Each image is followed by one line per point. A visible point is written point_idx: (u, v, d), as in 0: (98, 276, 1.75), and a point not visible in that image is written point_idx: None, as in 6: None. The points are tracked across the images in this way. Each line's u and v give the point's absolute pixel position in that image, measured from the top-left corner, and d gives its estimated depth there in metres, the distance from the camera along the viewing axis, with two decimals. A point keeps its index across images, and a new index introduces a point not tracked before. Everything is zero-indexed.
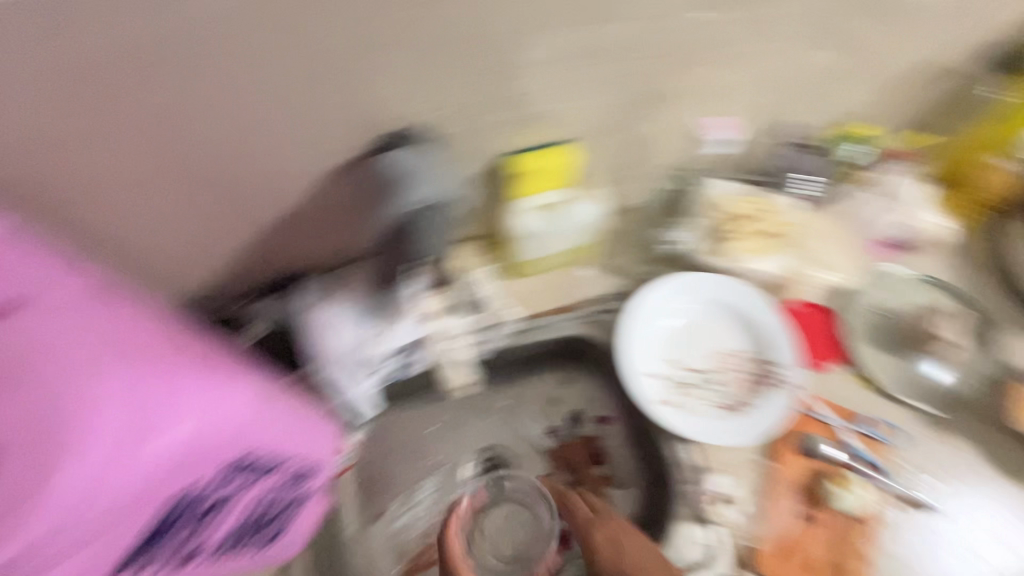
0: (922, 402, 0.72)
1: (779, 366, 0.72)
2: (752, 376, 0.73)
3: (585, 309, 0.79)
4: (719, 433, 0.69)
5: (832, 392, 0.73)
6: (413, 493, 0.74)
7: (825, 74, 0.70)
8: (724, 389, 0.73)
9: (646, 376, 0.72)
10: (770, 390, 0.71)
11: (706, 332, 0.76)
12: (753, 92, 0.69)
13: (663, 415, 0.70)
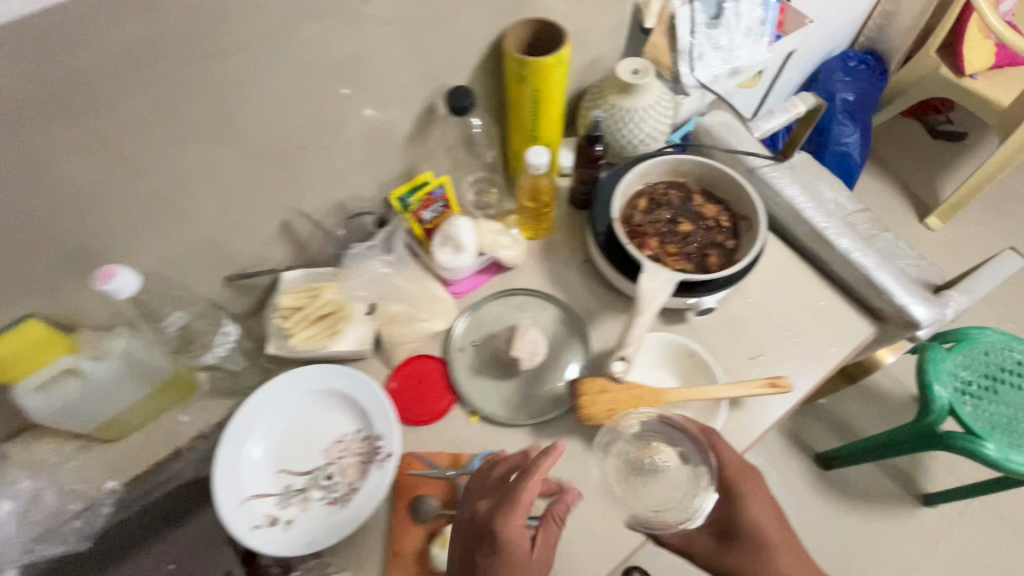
0: (530, 416, 0.75)
1: (381, 436, 0.72)
2: (361, 456, 0.72)
3: (196, 445, 0.76)
4: (334, 530, 0.67)
5: (447, 439, 0.75)
6: None
7: (313, 154, 0.71)
8: (337, 479, 0.71)
9: (249, 500, 0.68)
10: (375, 466, 0.71)
11: (315, 426, 0.75)
12: (246, 199, 0.69)
13: (272, 536, 0.67)
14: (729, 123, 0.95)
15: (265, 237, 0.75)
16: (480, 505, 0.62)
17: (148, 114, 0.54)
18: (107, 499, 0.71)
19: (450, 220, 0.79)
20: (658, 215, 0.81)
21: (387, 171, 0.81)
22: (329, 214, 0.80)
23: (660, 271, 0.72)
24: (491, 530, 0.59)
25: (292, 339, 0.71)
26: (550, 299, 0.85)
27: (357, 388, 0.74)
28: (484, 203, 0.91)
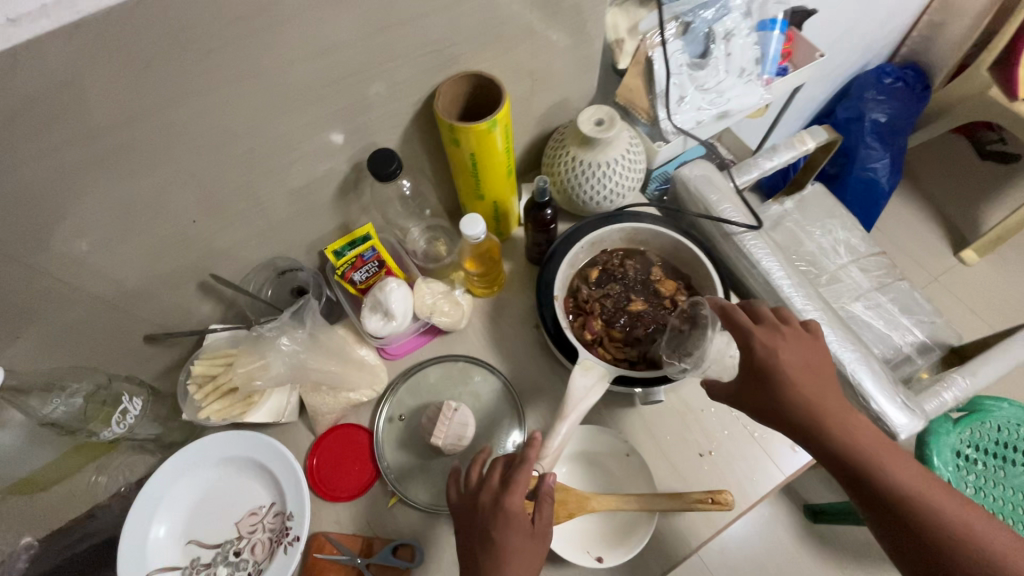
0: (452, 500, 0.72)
1: (291, 517, 0.69)
2: (270, 534, 0.69)
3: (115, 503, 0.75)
4: None
5: (363, 516, 0.72)
6: None
7: (231, 220, 0.67)
8: (244, 556, 0.69)
9: (152, 575, 0.67)
10: (280, 548, 0.68)
11: (230, 496, 0.72)
12: (157, 265, 0.66)
13: None
14: (710, 177, 0.85)
15: (186, 295, 0.72)
16: (499, 475, 0.60)
17: (11, 204, 0.50)
18: (22, 554, 0.70)
19: (381, 283, 0.74)
20: (610, 289, 0.74)
21: (320, 227, 0.76)
22: (258, 272, 0.76)
23: (596, 365, 0.66)
24: (493, 507, 0.58)
25: (200, 412, 0.68)
26: (492, 368, 0.80)
27: (273, 460, 0.72)
28: (432, 255, 0.85)
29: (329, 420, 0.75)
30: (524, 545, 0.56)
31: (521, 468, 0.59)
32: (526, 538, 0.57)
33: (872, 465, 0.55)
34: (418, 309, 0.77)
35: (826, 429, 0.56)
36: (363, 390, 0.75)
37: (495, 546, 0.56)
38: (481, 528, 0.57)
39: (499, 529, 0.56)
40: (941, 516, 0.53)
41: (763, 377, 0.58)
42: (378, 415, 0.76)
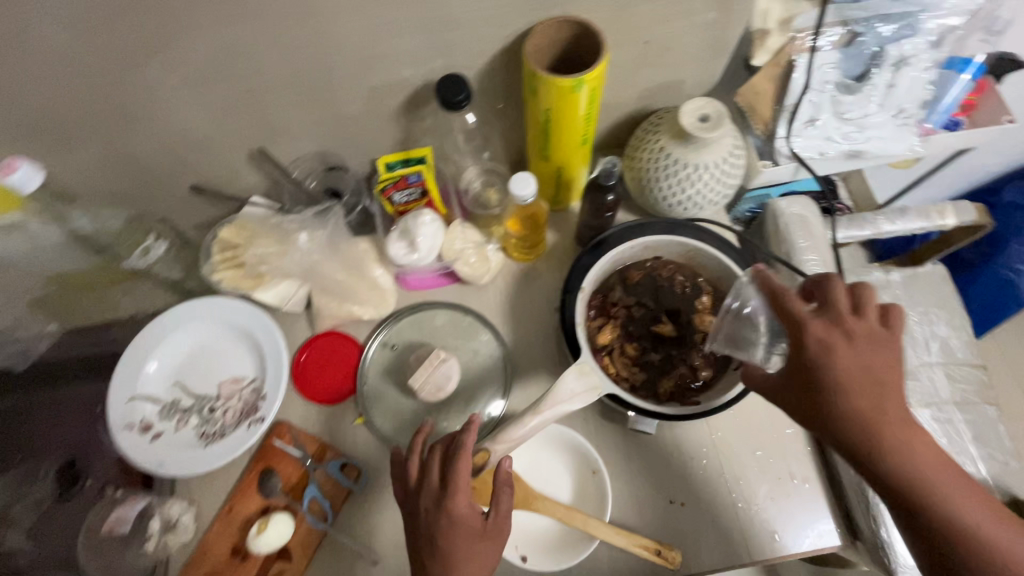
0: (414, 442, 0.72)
1: (265, 398, 0.72)
2: (244, 406, 0.73)
3: (130, 323, 0.81)
4: (185, 463, 0.69)
5: (329, 423, 0.73)
6: None
7: (295, 100, 0.66)
8: (216, 415, 0.73)
9: (137, 398, 0.73)
10: (247, 422, 0.71)
11: (223, 356, 0.76)
12: (215, 125, 0.66)
13: (137, 440, 0.70)
14: (806, 218, 0.75)
15: (236, 160, 0.73)
16: (439, 472, 0.56)
17: (87, 23, 0.51)
18: (46, 337, 0.80)
19: (416, 213, 0.72)
20: (643, 300, 0.67)
21: (378, 136, 0.73)
22: (307, 160, 0.75)
23: (593, 373, 0.60)
24: (435, 509, 0.55)
25: (212, 275, 0.70)
26: (497, 334, 0.76)
27: (268, 340, 0.74)
28: (481, 200, 0.81)
29: (329, 323, 0.76)
30: (473, 545, 0.54)
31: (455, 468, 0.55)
32: (473, 537, 0.54)
33: (927, 498, 0.48)
34: (445, 251, 0.74)
35: (889, 463, 0.48)
36: (369, 306, 0.75)
37: (442, 547, 0.54)
38: (427, 529, 0.55)
39: (443, 532, 0.54)
40: (1003, 548, 0.47)
41: (812, 383, 0.50)
42: (377, 334, 0.77)
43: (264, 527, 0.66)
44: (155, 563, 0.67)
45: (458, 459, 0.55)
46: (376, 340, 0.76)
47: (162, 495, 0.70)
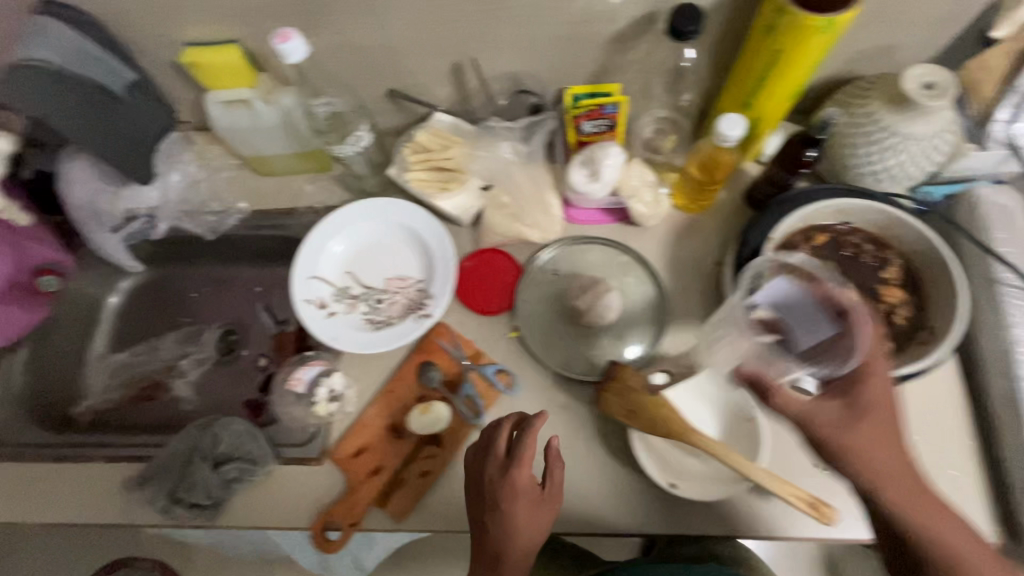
0: (564, 364, 0.74)
1: (431, 298, 0.76)
2: (409, 302, 0.78)
3: (307, 213, 0.87)
4: (357, 342, 0.75)
5: (483, 333, 0.76)
6: (164, 337, 0.97)
7: (517, 16, 0.66)
8: (382, 306, 0.79)
9: (315, 279, 0.79)
10: (412, 316, 0.76)
11: (392, 254, 0.81)
12: (435, 33, 0.69)
13: (316, 314, 0.77)
14: (1009, 210, 0.72)
15: (438, 71, 0.75)
16: (504, 446, 0.61)
17: None
18: (235, 214, 0.87)
19: (603, 144, 0.73)
20: (826, 263, 0.66)
21: (577, 66, 0.74)
22: (500, 80, 0.77)
23: (775, 320, 0.61)
24: (501, 478, 0.60)
25: (408, 173, 0.75)
26: (654, 278, 0.78)
27: (439, 245, 0.79)
28: (656, 146, 0.81)
29: (494, 240, 0.79)
30: (531, 514, 0.60)
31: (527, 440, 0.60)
32: (533, 505, 0.60)
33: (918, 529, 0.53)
34: (620, 187, 0.75)
35: (883, 511, 0.54)
36: (535, 231, 0.77)
37: (503, 514, 0.59)
38: (486, 500, 0.60)
39: (505, 502, 0.59)
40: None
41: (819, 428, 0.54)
42: (540, 255, 0.79)
43: (430, 410, 0.72)
44: (318, 426, 0.74)
45: (525, 436, 0.60)
46: (536, 263, 0.79)
47: (329, 368, 0.76)
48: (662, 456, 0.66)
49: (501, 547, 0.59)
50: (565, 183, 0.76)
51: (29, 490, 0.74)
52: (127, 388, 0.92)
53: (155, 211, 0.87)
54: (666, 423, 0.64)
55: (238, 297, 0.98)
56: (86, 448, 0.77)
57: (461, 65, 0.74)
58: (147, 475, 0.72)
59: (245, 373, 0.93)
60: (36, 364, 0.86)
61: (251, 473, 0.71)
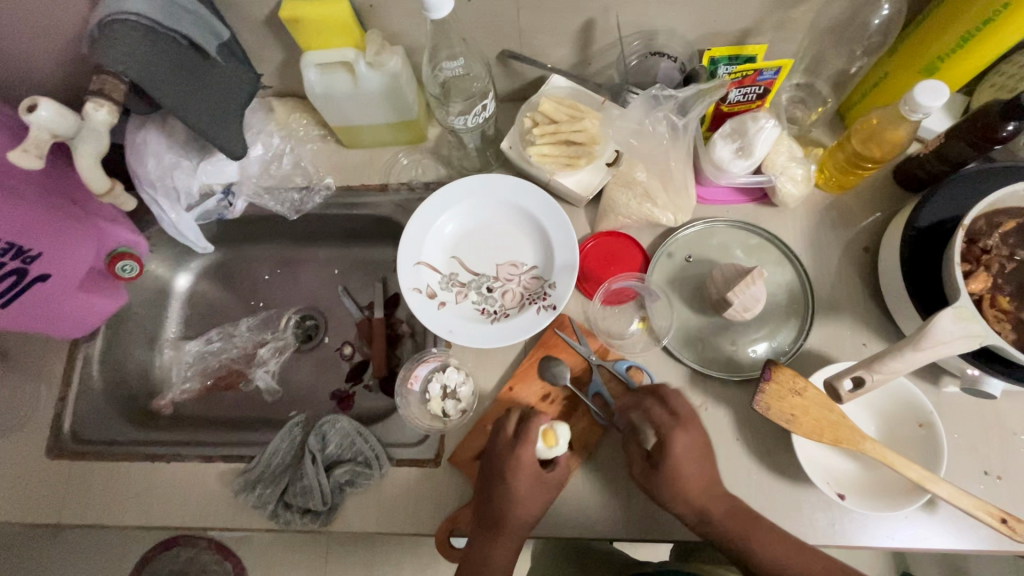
0: (702, 357, 0.68)
1: (552, 286, 0.69)
2: (526, 291, 0.71)
3: (400, 191, 0.79)
4: (473, 335, 0.68)
5: (612, 323, 0.71)
6: (239, 322, 0.90)
7: None
8: (494, 295, 0.72)
9: (422, 265, 0.72)
10: (533, 307, 0.69)
11: (501, 237, 0.74)
12: None
13: (426, 305, 0.70)
14: None
15: (564, 31, 0.66)
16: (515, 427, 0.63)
17: None
18: (321, 191, 0.79)
19: (754, 115, 0.64)
20: (1018, 252, 0.59)
21: (725, 26, 0.65)
22: (632, 42, 0.68)
23: (972, 320, 0.51)
24: (509, 455, 0.61)
25: (530, 148, 0.66)
26: (794, 264, 0.71)
27: (558, 228, 0.71)
28: (796, 117, 0.73)
29: (618, 223, 0.72)
30: (532, 490, 0.60)
31: (691, 436, 0.58)
32: (534, 484, 0.61)
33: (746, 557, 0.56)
34: (767, 165, 0.67)
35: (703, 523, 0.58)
36: (669, 211, 0.68)
37: (505, 484, 0.59)
38: (494, 470, 0.61)
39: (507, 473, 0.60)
40: None
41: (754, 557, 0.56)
42: (674, 235, 0.72)
43: (556, 439, 0.62)
44: (432, 429, 0.68)
45: (687, 431, 0.58)
46: (667, 245, 0.72)
47: (444, 363, 0.72)
48: (822, 460, 0.61)
49: (502, 516, 0.60)
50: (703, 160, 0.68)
51: (125, 492, 0.70)
52: (205, 378, 0.86)
53: (233, 187, 0.79)
54: (836, 429, 0.58)
55: (315, 280, 0.91)
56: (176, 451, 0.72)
57: (593, 23, 0.65)
58: (254, 482, 0.68)
59: (329, 362, 0.87)
60: (111, 354, 0.80)
61: (364, 476, 0.66)
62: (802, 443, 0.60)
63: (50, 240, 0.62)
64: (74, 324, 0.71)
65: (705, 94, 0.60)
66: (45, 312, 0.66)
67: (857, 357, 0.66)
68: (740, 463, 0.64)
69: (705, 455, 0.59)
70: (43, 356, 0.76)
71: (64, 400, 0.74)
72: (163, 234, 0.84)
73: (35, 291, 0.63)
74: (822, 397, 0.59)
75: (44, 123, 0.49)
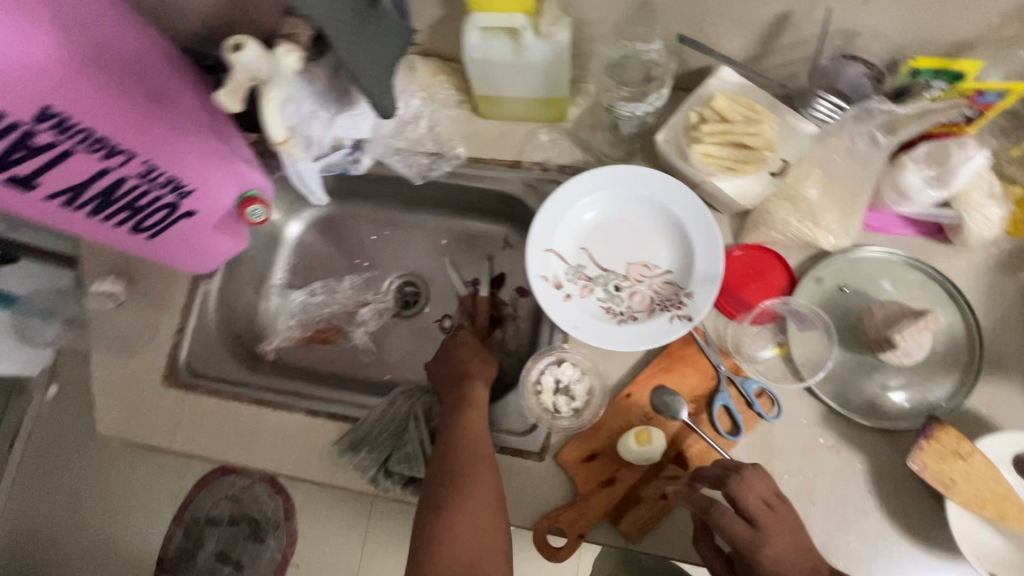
0: (842, 397, 0.63)
1: (689, 296, 0.65)
2: (657, 296, 0.67)
3: (532, 170, 0.75)
4: (601, 335, 0.65)
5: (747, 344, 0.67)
6: (342, 279, 0.90)
7: None
8: (622, 295, 0.68)
9: (551, 252, 0.69)
10: (665, 314, 0.65)
11: (636, 234, 0.70)
12: None
13: (553, 294, 0.67)
14: None
15: (757, 23, 0.60)
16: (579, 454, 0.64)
17: None
18: (450, 159, 0.77)
19: (958, 141, 0.57)
20: None
21: (946, 38, 0.57)
22: (829, 43, 0.61)
23: None
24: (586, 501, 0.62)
25: (694, 146, 0.61)
26: (962, 309, 0.64)
27: (704, 236, 0.66)
28: (994, 149, 0.65)
29: (769, 237, 0.66)
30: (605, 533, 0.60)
31: (777, 541, 0.53)
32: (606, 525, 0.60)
33: None
34: (959, 199, 0.60)
35: None
36: (834, 232, 0.62)
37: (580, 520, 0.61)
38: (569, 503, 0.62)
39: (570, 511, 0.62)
40: None
41: None
42: (828, 260, 0.66)
43: (649, 440, 0.62)
44: (540, 420, 0.66)
45: (773, 541, 0.53)
46: (818, 270, 0.66)
47: (561, 358, 0.68)
48: (975, 533, 0.55)
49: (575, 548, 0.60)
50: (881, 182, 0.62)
51: (232, 432, 0.71)
52: (305, 329, 0.87)
53: (362, 143, 0.77)
54: (1000, 505, 0.53)
55: (421, 247, 0.90)
56: (279, 403, 0.71)
57: (794, 19, 0.58)
58: (356, 447, 0.67)
59: (427, 333, 0.86)
60: (226, 293, 0.82)
61: (469, 385, 0.65)
62: (954, 513, 0.55)
63: (203, 177, 0.62)
64: (199, 262, 0.72)
65: (920, 115, 0.56)
66: (183, 245, 0.67)
67: (1023, 425, 0.60)
68: (872, 519, 0.59)
69: (793, 551, 0.53)
70: (165, 286, 0.78)
71: (183, 332, 0.76)
72: (285, 182, 0.84)
73: (181, 224, 0.63)
74: (989, 466, 0.54)
75: (247, 67, 0.47)
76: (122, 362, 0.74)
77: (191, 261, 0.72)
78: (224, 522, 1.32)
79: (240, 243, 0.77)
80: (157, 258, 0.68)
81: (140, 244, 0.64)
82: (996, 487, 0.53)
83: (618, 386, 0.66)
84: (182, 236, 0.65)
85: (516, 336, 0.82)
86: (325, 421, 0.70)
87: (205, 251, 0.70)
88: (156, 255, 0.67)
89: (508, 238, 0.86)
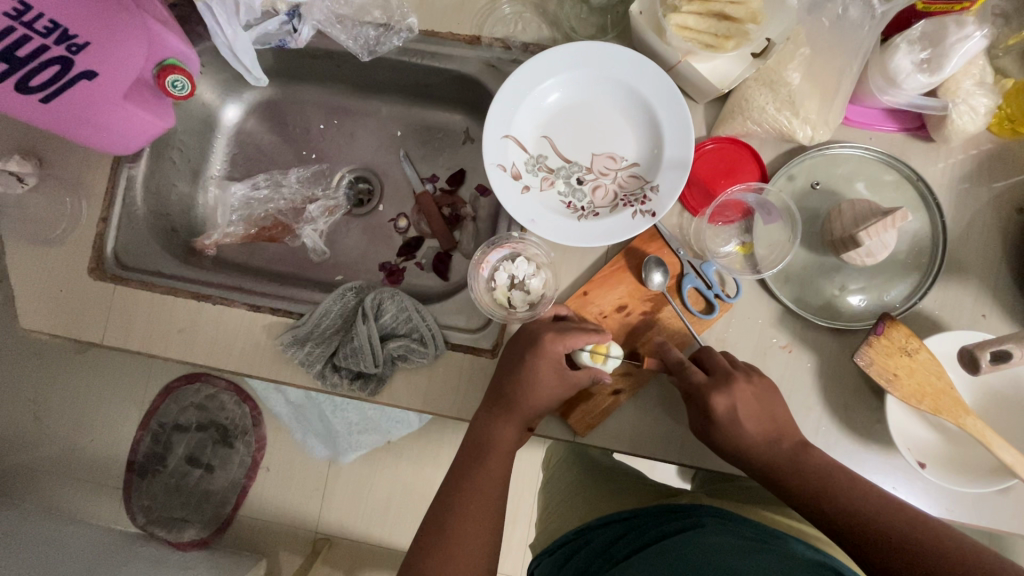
0: (801, 296, 0.62)
1: (654, 189, 0.61)
2: (621, 190, 0.63)
3: (492, 48, 0.67)
4: (560, 227, 0.60)
5: (711, 243, 0.64)
6: (288, 172, 0.83)
7: None
8: (584, 189, 0.64)
9: (509, 139, 0.63)
10: (627, 208, 0.61)
11: (603, 123, 0.64)
12: None
13: (512, 183, 0.62)
14: None
15: None
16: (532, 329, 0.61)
17: None
18: (401, 32, 0.68)
19: (955, 20, 0.52)
20: None
21: None
22: None
23: None
24: (527, 358, 0.59)
25: (672, 14, 0.54)
26: (931, 210, 0.62)
27: (676, 123, 0.60)
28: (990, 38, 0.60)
29: (745, 129, 0.61)
30: (548, 384, 0.58)
31: (738, 396, 0.54)
32: (550, 377, 0.58)
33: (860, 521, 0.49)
34: (946, 88, 0.56)
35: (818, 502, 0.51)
36: (815, 122, 0.58)
37: (517, 376, 0.58)
38: (507, 361, 0.60)
39: (527, 365, 0.58)
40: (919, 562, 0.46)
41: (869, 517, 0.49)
42: (806, 155, 0.62)
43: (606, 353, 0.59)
44: (494, 315, 0.64)
45: (735, 396, 0.54)
46: (794, 164, 0.62)
47: (517, 253, 0.67)
48: (908, 423, 0.57)
49: (512, 396, 0.58)
50: (870, 70, 0.57)
51: (168, 328, 0.67)
52: (250, 225, 0.81)
53: (300, 9, 0.67)
54: (938, 401, 0.54)
55: (374, 140, 0.82)
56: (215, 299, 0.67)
57: None
58: (298, 340, 0.65)
59: (381, 232, 0.81)
60: (154, 181, 0.75)
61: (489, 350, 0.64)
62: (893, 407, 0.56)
63: (97, 25, 0.54)
64: (117, 141, 0.65)
65: None
66: (91, 119, 0.59)
67: (971, 326, 0.60)
68: (816, 415, 0.60)
69: (757, 412, 0.55)
70: (83, 170, 0.70)
71: (107, 221, 0.69)
72: (214, 55, 0.74)
73: (80, 87, 0.55)
74: (932, 360, 0.54)
75: None
76: (39, 253, 0.67)
77: (108, 141, 0.64)
78: (192, 430, 1.31)
79: (167, 123, 0.69)
80: (64, 132, 0.61)
81: (36, 112, 0.56)
82: (938, 382, 0.54)
83: (574, 283, 0.64)
84: (86, 105, 0.57)
85: (475, 235, 0.77)
86: (268, 318, 0.66)
87: (120, 129, 0.62)
88: (63, 128, 0.59)
89: (468, 131, 0.79)
